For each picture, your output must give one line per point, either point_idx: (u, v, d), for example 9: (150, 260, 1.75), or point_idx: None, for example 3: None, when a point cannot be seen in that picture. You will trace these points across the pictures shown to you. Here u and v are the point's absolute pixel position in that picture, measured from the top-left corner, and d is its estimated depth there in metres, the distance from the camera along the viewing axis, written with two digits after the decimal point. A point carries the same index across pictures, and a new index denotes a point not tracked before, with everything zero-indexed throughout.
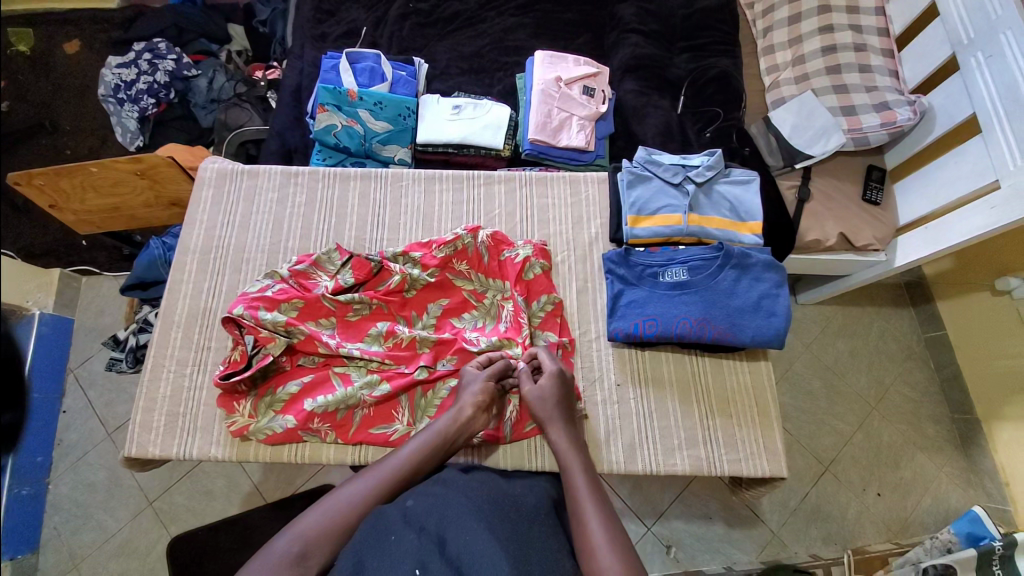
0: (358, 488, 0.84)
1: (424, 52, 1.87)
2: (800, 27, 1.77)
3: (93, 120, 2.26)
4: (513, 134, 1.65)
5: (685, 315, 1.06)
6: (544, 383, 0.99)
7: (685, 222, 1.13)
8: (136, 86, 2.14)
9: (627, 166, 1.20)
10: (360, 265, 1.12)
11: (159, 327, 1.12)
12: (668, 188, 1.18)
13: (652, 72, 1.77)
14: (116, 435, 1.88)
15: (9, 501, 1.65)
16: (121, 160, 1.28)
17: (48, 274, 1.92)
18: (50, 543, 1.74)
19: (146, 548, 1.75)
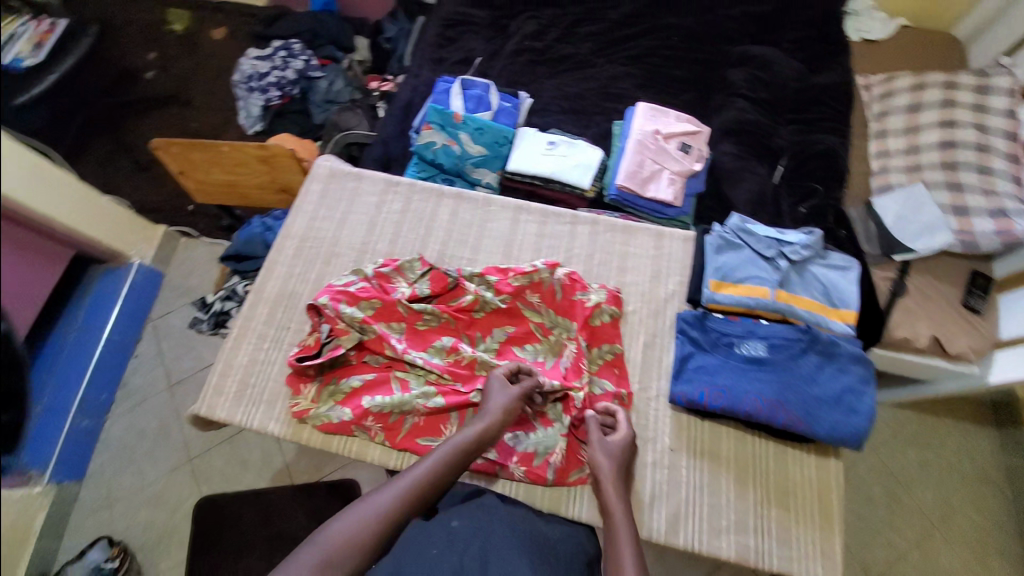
0: (384, 493, 0.86)
1: (530, 87, 1.97)
2: (918, 117, 1.69)
3: (220, 100, 2.55)
4: (601, 177, 1.68)
5: (758, 394, 1.01)
6: (615, 438, 0.98)
7: (773, 296, 1.08)
8: (267, 78, 2.40)
9: (718, 230, 1.18)
10: (438, 279, 1.16)
11: (249, 301, 1.22)
12: (758, 260, 1.13)
13: (754, 139, 1.77)
14: (172, 389, 2.05)
15: (71, 429, 1.85)
16: (251, 146, 1.40)
17: (154, 230, 2.19)
18: (94, 479, 1.91)
19: (175, 501, 1.88)
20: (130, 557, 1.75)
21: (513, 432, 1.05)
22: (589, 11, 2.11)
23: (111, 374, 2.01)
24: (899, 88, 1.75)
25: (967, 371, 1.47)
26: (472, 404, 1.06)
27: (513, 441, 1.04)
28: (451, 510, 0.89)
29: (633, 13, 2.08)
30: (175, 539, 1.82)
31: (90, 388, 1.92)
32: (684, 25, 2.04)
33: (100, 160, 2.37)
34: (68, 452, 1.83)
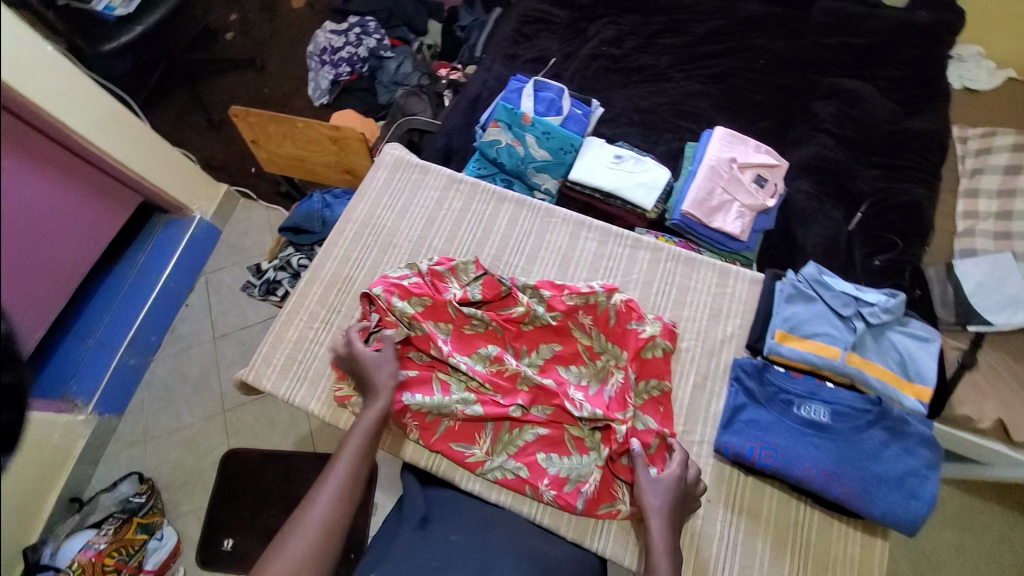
0: (325, 492, 0.88)
1: (602, 94, 1.91)
2: (1016, 180, 1.56)
3: (292, 69, 2.60)
4: (665, 199, 1.61)
5: (812, 460, 0.97)
6: (662, 476, 0.94)
7: (844, 359, 1.03)
8: (339, 53, 2.44)
9: (791, 278, 1.13)
10: (491, 285, 1.15)
11: (305, 278, 1.24)
12: (832, 316, 1.08)
13: (833, 179, 1.67)
14: (217, 341, 2.11)
15: (118, 364, 1.94)
16: (324, 126, 1.44)
17: (217, 188, 2.22)
18: (132, 414, 2.00)
19: (203, 449, 1.95)
20: (156, 496, 1.81)
21: (547, 453, 1.03)
22: (674, 22, 2.03)
23: (162, 318, 2.08)
24: (1000, 146, 1.63)
25: None
26: (509, 419, 1.04)
27: (546, 463, 1.02)
28: (450, 526, 0.91)
29: (721, 30, 1.99)
30: (197, 485, 1.90)
31: (140, 331, 2.00)
32: (774, 48, 1.93)
33: (177, 113, 2.49)
34: (113, 386, 1.94)
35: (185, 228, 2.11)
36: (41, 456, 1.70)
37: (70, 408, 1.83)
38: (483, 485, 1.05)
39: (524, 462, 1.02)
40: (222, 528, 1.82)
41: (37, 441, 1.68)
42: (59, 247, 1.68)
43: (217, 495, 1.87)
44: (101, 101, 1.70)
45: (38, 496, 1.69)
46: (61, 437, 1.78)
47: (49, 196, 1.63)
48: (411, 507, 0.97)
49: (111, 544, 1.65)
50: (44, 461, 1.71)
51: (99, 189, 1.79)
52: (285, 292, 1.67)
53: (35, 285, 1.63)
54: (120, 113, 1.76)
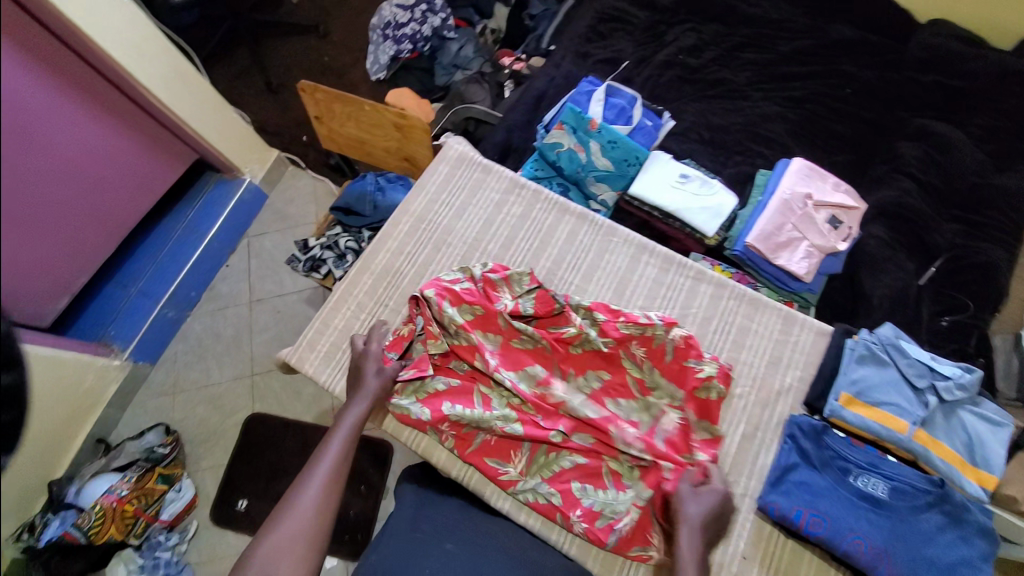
0: (309, 488, 0.89)
1: (672, 106, 1.84)
2: None
3: (355, 38, 2.53)
4: (728, 227, 1.54)
5: (862, 535, 0.92)
6: (702, 490, 0.92)
7: (911, 434, 0.98)
8: (403, 29, 2.32)
9: (864, 338, 1.08)
10: (545, 300, 1.11)
11: (355, 267, 1.23)
12: (902, 385, 1.03)
13: (909, 228, 1.57)
14: (252, 306, 2.06)
15: (157, 316, 1.92)
16: (391, 112, 1.43)
17: (267, 153, 2.15)
18: (166, 364, 1.99)
19: (230, 408, 1.93)
20: (179, 448, 1.82)
21: (583, 484, 1.00)
22: (760, 36, 1.91)
23: (204, 275, 2.05)
24: None
25: None
26: (550, 443, 1.02)
27: (581, 494, 0.99)
28: (440, 532, 0.90)
29: (807, 50, 1.87)
30: (218, 445, 1.88)
31: (181, 286, 1.97)
32: (865, 77, 1.80)
33: (239, 71, 2.46)
34: (151, 334, 1.92)
35: (235, 189, 2.06)
36: (71, 395, 1.69)
37: (106, 352, 1.82)
38: (513, 505, 1.04)
39: (558, 489, 1.00)
40: (237, 489, 1.82)
41: (69, 381, 1.67)
42: (110, 197, 1.64)
43: (235, 456, 1.86)
44: (168, 54, 1.62)
45: (66, 434, 1.69)
46: (95, 378, 1.77)
47: (93, 137, 1.54)
48: (401, 510, 0.96)
49: (133, 491, 1.66)
50: (74, 401, 1.71)
51: (155, 142, 1.72)
52: (329, 271, 1.61)
53: (82, 232, 1.60)
54: (186, 70, 1.68)
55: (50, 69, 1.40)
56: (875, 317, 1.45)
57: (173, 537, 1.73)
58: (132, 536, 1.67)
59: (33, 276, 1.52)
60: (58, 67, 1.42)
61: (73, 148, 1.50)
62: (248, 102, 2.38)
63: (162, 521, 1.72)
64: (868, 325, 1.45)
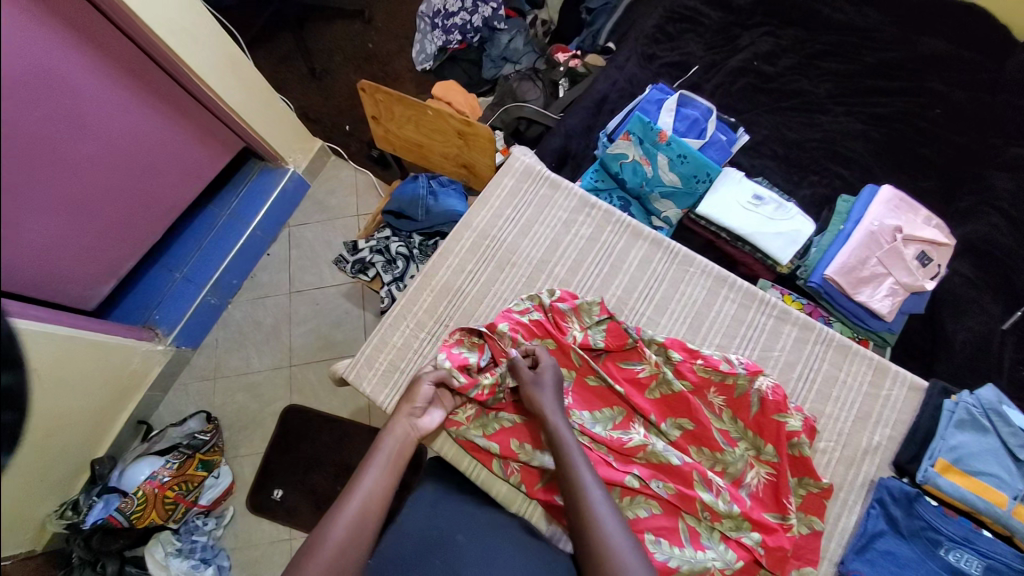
0: (340, 523, 0.82)
1: (743, 117, 1.71)
2: None
3: (401, 24, 2.31)
4: (802, 254, 1.45)
5: None
6: (542, 373, 1.01)
7: (1009, 510, 0.95)
8: (452, 17, 2.08)
9: (965, 401, 1.05)
10: (616, 334, 1.09)
11: (417, 283, 1.23)
12: (1003, 455, 0.99)
13: (997, 266, 1.45)
14: (293, 296, 1.96)
15: (200, 304, 1.83)
16: (456, 119, 1.41)
17: (312, 142, 2.04)
18: (208, 348, 1.90)
19: (269, 396, 1.85)
20: (219, 435, 1.72)
21: (656, 536, 0.94)
22: (842, 45, 1.76)
23: (246, 263, 1.95)
24: None
25: None
26: (624, 488, 0.97)
27: (654, 546, 0.93)
28: (454, 523, 0.93)
29: (894, 63, 1.72)
30: (257, 433, 1.80)
31: (226, 272, 1.88)
32: (955, 97, 1.66)
33: (280, 57, 2.27)
34: (194, 320, 1.83)
35: (279, 180, 1.94)
36: (116, 379, 1.61)
37: (150, 336, 1.73)
38: None
39: None
40: (274, 477, 1.75)
41: (114, 363, 1.59)
42: (157, 184, 1.56)
43: (273, 444, 1.78)
44: (220, 40, 1.51)
45: (105, 419, 1.61)
46: (142, 361, 1.69)
47: (128, 116, 1.42)
48: (419, 504, 0.98)
49: (173, 478, 1.58)
50: (118, 385, 1.63)
51: (202, 130, 1.62)
52: (378, 274, 1.55)
53: (129, 221, 1.53)
54: (237, 57, 1.57)
55: (98, 51, 1.30)
56: (955, 361, 1.35)
57: (209, 522, 1.66)
58: (170, 521, 1.60)
59: (78, 265, 1.46)
60: (103, 48, 1.31)
61: (122, 136, 1.42)
62: (285, 80, 2.24)
63: (200, 507, 1.65)
64: (948, 369, 1.35)
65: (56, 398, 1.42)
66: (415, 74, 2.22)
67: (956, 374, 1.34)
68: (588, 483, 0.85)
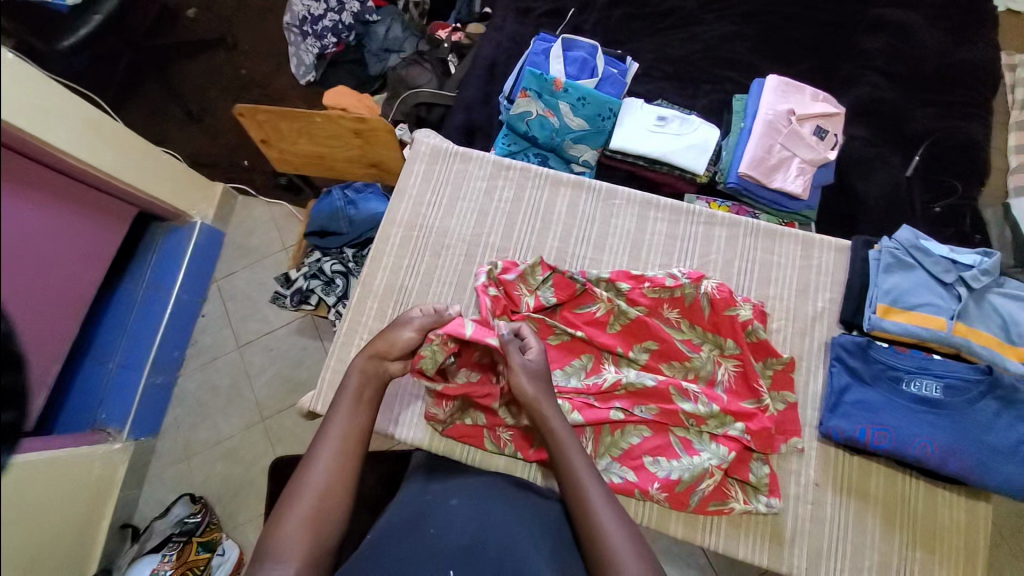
0: (318, 463, 0.85)
1: (629, 46, 1.74)
2: None
3: (269, 40, 2.17)
4: (715, 160, 1.51)
5: (927, 439, 1.01)
6: (532, 359, 0.95)
7: (949, 329, 1.06)
8: (320, 22, 1.98)
9: (888, 247, 1.16)
10: (563, 286, 1.11)
11: (357, 294, 1.20)
12: (932, 284, 1.11)
13: (886, 122, 1.57)
14: (243, 350, 1.85)
15: (146, 387, 1.70)
16: (349, 119, 1.37)
17: (213, 187, 1.90)
18: (170, 431, 1.78)
19: (250, 457, 1.75)
20: (211, 512, 1.65)
21: (654, 457, 1.01)
22: None
23: (183, 332, 1.82)
24: None
25: None
26: (612, 422, 1.02)
27: (654, 467, 1.00)
28: (449, 491, 0.92)
29: None
30: (252, 494, 1.70)
31: (163, 346, 1.74)
32: None
33: (149, 107, 2.07)
34: (147, 404, 1.70)
35: (190, 236, 1.80)
36: (81, 492, 1.47)
37: (103, 438, 1.60)
38: None
39: (630, 466, 1.01)
40: None
41: (76, 477, 1.45)
42: (59, 274, 1.41)
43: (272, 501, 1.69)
44: (70, 102, 1.35)
45: (84, 533, 1.48)
46: (103, 467, 1.55)
47: (9, 217, 1.26)
48: (410, 491, 0.95)
49: (176, 568, 1.49)
50: (86, 492, 1.49)
51: (88, 205, 1.46)
52: (321, 300, 1.49)
53: (42, 322, 1.39)
54: (98, 118, 1.42)
55: None
56: (873, 216, 1.46)
57: None
58: None
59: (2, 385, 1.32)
60: None
61: (4, 236, 1.25)
62: (160, 130, 2.04)
63: None
64: (868, 226, 1.46)
65: (31, 528, 1.28)
66: (300, 89, 2.11)
67: (877, 226, 1.45)
68: (583, 484, 0.83)
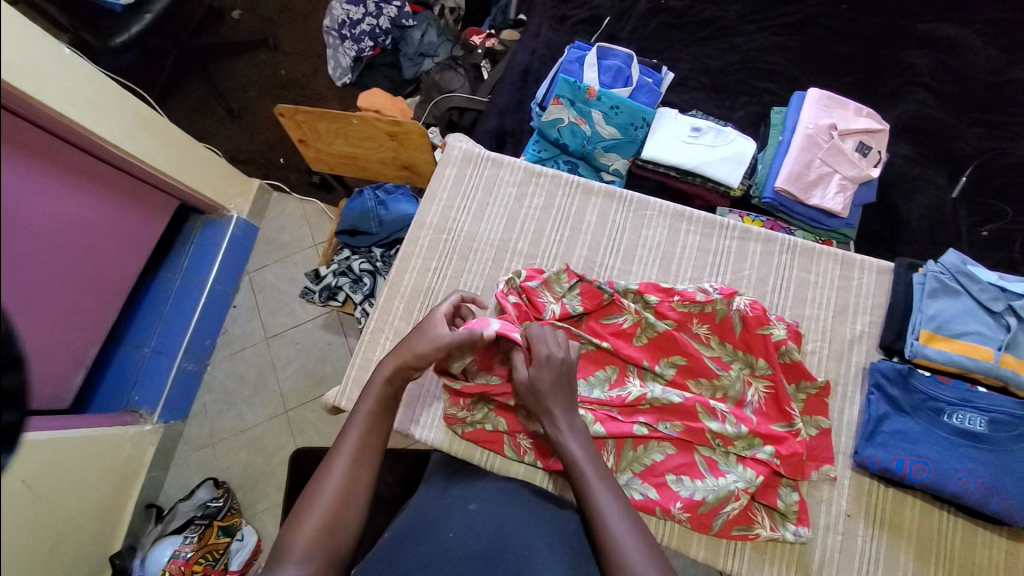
0: (336, 469, 0.85)
1: (665, 56, 1.72)
2: None
3: (310, 42, 2.23)
4: (750, 173, 1.48)
5: (972, 476, 0.95)
6: (552, 359, 0.94)
7: (998, 361, 1.01)
8: (359, 26, 2.02)
9: (932, 271, 1.11)
10: (591, 295, 1.09)
11: (385, 294, 1.22)
12: (980, 312, 1.06)
13: (934, 140, 1.51)
14: (270, 342, 1.90)
15: (178, 374, 1.75)
16: (384, 122, 1.40)
17: (250, 183, 1.96)
18: (197, 417, 1.83)
19: (272, 448, 1.79)
20: (232, 498, 1.68)
21: (677, 475, 0.98)
22: None
23: (214, 322, 1.88)
24: None
25: None
26: (635, 437, 1.00)
27: (677, 485, 0.97)
28: (468, 495, 0.91)
29: None
30: (272, 483, 1.74)
31: (196, 334, 1.80)
32: None
33: (194, 104, 2.15)
34: (176, 391, 1.76)
35: (225, 230, 1.86)
36: (112, 470, 1.53)
37: (134, 419, 1.66)
38: None
39: (652, 483, 0.98)
40: None
41: (107, 456, 1.51)
42: (100, 262, 1.47)
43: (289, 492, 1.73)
44: (122, 98, 1.42)
45: (113, 509, 1.54)
46: (133, 447, 1.61)
47: (56, 205, 1.33)
48: (429, 493, 0.95)
49: (197, 551, 1.53)
50: (117, 471, 1.55)
51: (131, 196, 1.53)
52: (348, 297, 1.51)
53: (83, 306, 1.46)
54: (146, 115, 1.49)
55: None
56: (916, 238, 1.40)
57: None
58: None
59: (44, 364, 1.40)
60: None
61: (52, 224, 1.32)
62: (203, 126, 2.12)
63: (231, 573, 1.59)
64: (910, 247, 1.40)
65: (60, 505, 1.34)
66: (336, 91, 2.16)
67: (920, 247, 1.39)
68: (600, 498, 0.82)
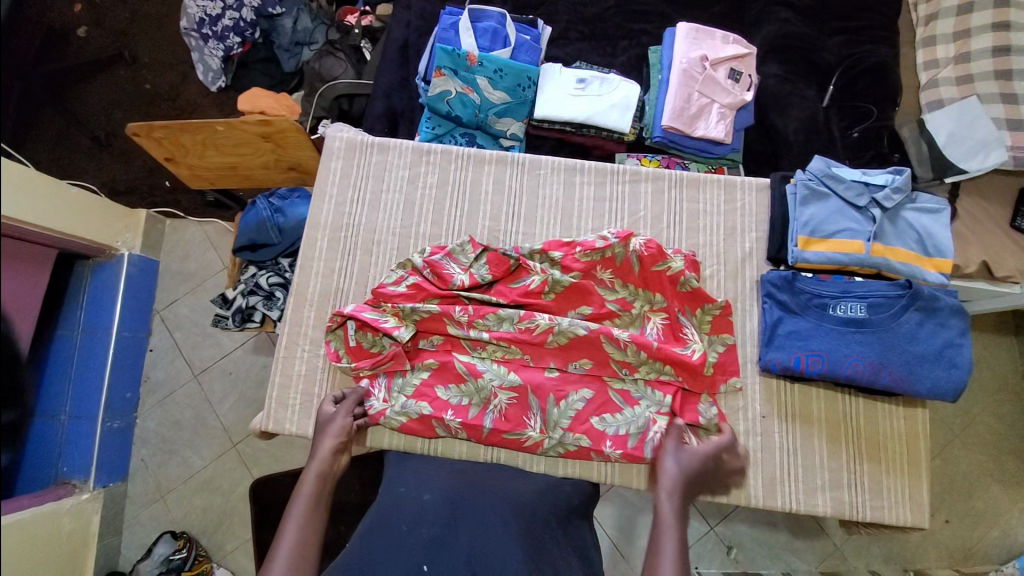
0: (290, 519, 0.85)
1: (542, 10, 1.69)
2: (971, 19, 1.47)
3: (171, 47, 2.02)
4: (640, 116, 1.51)
5: (859, 357, 1.07)
6: (687, 454, 0.98)
7: (869, 251, 1.12)
8: (221, 20, 1.84)
9: (801, 180, 1.20)
10: (498, 262, 1.11)
11: (293, 305, 1.16)
12: (849, 209, 1.16)
13: (800, 54, 1.60)
14: (200, 379, 1.78)
15: (103, 434, 1.61)
16: (251, 123, 1.30)
17: (135, 213, 1.76)
18: (139, 473, 1.71)
19: (228, 484, 1.70)
20: (197, 545, 1.61)
21: (600, 416, 1.05)
22: None
23: (131, 372, 1.73)
24: None
25: (1009, 292, 1.36)
26: (551, 388, 1.06)
27: (602, 426, 1.05)
28: (423, 485, 0.92)
29: None
30: (235, 521, 1.67)
31: (113, 390, 1.66)
32: None
33: None
34: (107, 453, 1.62)
35: (116, 272, 1.69)
36: (58, 547, 1.42)
37: (67, 491, 1.52)
38: (548, 463, 1.08)
39: (581, 432, 1.04)
40: None
41: (50, 538, 1.39)
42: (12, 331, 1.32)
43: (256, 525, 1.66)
44: None
45: None
46: (73, 520, 1.49)
47: None
48: (390, 488, 0.94)
49: None
50: (65, 546, 1.45)
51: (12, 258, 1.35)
52: (265, 315, 1.43)
53: None
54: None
55: None
56: (794, 150, 1.51)
57: None
58: None
59: None
60: None
61: None
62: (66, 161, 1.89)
63: None
64: (791, 160, 1.51)
65: None
66: (211, 97, 1.97)
67: (799, 158, 1.50)
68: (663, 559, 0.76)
